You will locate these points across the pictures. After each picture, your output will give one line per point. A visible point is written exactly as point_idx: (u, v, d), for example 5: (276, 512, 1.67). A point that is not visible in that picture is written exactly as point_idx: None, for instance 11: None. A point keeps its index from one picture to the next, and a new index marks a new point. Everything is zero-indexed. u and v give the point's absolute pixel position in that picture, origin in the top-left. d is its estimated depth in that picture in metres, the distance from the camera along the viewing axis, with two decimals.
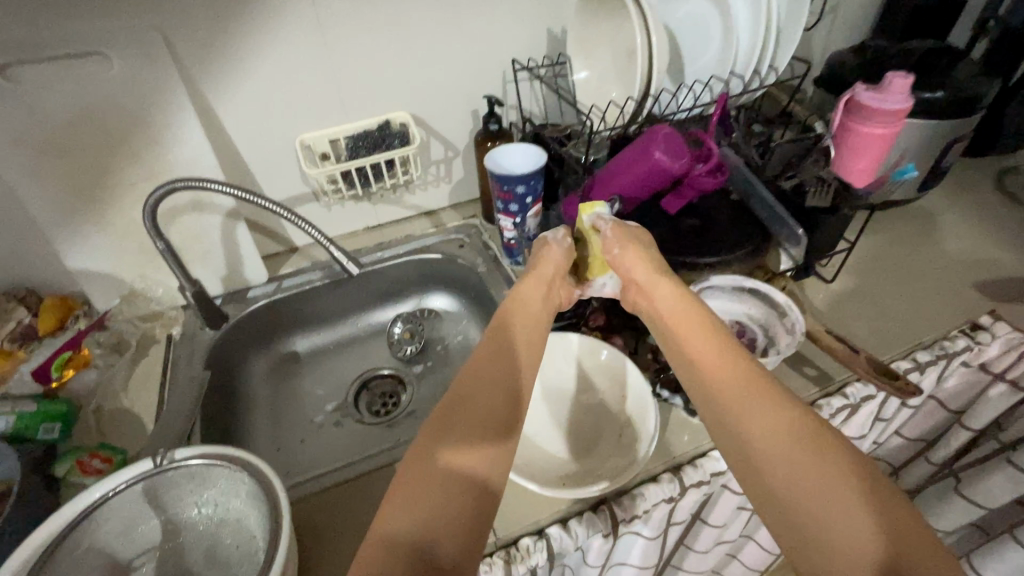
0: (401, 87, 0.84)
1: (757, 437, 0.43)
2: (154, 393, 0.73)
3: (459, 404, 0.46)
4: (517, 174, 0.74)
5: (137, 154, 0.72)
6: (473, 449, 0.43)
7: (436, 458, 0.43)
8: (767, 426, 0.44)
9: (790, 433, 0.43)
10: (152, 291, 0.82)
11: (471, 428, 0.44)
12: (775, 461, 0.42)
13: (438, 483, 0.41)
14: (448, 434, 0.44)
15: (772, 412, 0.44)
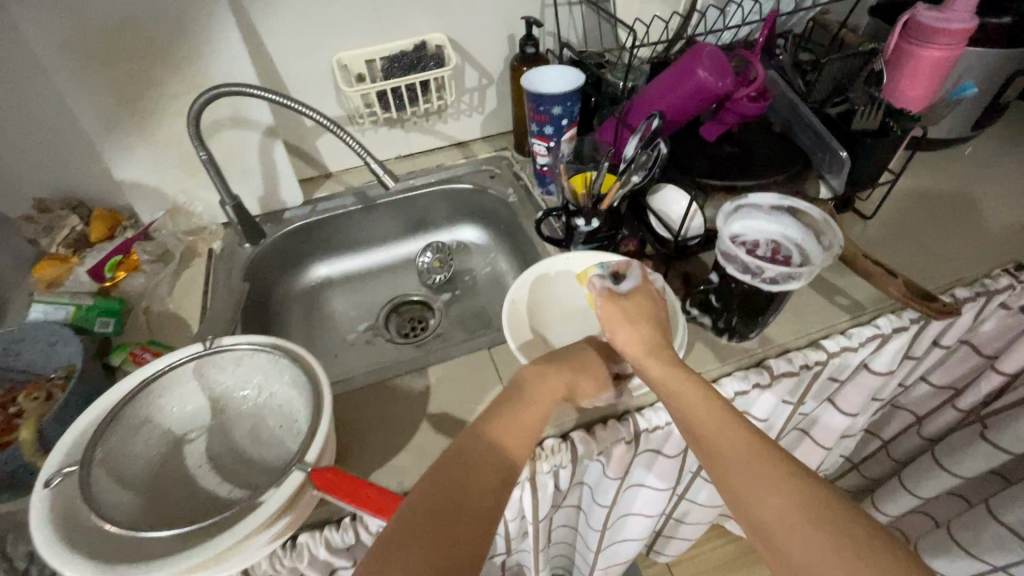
0: (439, 7, 0.82)
1: (769, 515, 0.42)
2: (198, 300, 0.76)
3: (447, 473, 0.43)
4: (553, 93, 0.74)
5: (181, 64, 0.73)
6: (485, 500, 0.42)
7: (431, 507, 0.41)
8: (783, 501, 0.42)
9: (800, 506, 0.41)
10: (194, 207, 0.84)
11: (477, 483, 0.43)
12: (795, 541, 0.40)
13: (434, 532, 0.39)
14: (444, 487, 0.42)
15: (784, 487, 0.42)
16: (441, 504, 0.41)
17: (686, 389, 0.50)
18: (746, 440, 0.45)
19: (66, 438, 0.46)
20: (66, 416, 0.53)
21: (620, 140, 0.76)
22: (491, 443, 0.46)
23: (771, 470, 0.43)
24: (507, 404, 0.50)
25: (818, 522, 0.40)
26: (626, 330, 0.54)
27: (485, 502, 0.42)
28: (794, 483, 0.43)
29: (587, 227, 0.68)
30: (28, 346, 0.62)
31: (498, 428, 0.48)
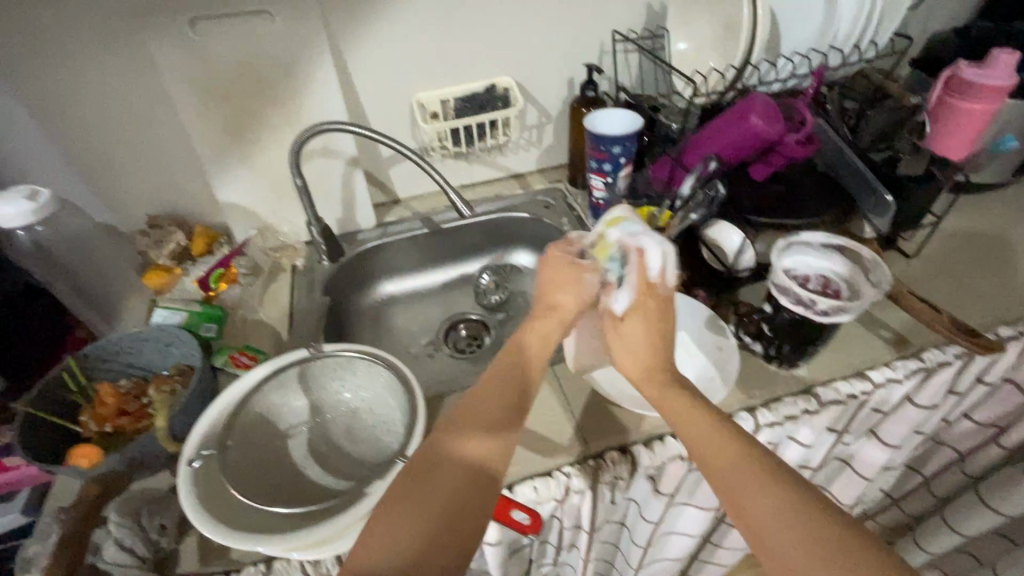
0: (509, 54, 0.91)
1: (760, 517, 0.44)
2: (285, 310, 0.84)
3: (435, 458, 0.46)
4: (614, 134, 0.80)
5: (284, 101, 0.83)
6: (448, 509, 0.43)
7: (403, 519, 0.42)
8: (773, 504, 0.44)
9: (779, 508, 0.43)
10: (281, 227, 0.93)
11: (448, 494, 0.44)
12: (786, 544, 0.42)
13: (403, 545, 0.41)
14: (417, 497, 0.44)
15: (775, 492, 0.44)
16: (411, 517, 0.42)
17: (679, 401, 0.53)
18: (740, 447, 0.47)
19: (199, 426, 0.54)
20: (189, 406, 0.60)
21: (673, 177, 0.82)
22: (456, 453, 0.46)
23: (762, 474, 0.45)
24: (479, 413, 0.50)
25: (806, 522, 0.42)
26: (641, 329, 0.58)
27: (455, 512, 0.43)
28: (785, 488, 0.44)
29: None
30: (147, 344, 0.69)
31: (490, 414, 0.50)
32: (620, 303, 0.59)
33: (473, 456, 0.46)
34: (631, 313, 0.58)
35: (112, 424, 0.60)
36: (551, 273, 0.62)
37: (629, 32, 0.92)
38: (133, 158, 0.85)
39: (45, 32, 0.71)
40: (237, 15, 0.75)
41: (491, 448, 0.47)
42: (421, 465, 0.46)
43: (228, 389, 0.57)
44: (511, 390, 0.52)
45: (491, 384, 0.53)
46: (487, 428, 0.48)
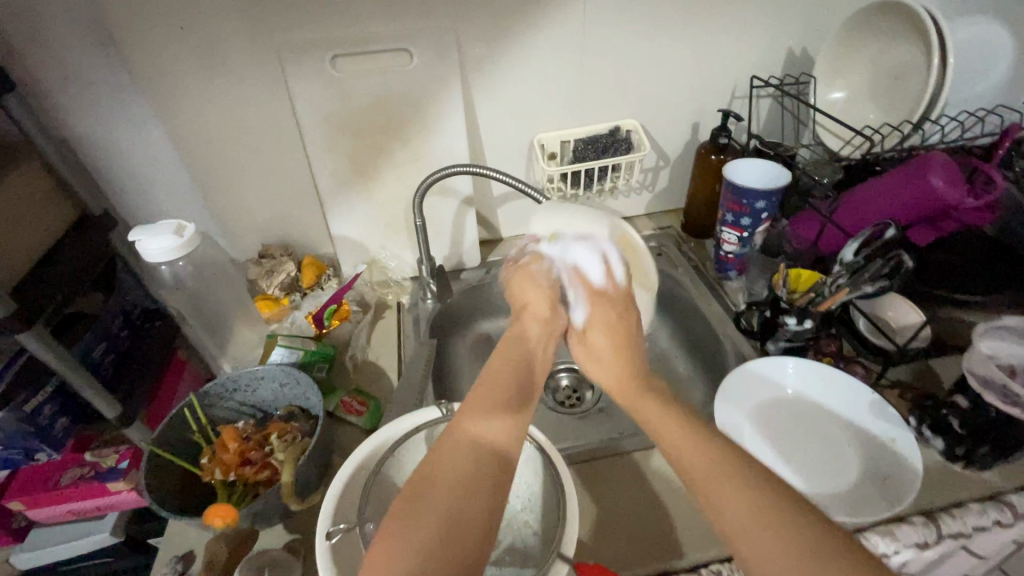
0: (636, 96, 0.88)
1: (755, 545, 0.39)
2: (393, 352, 0.81)
3: (430, 464, 0.44)
4: (761, 188, 0.74)
5: (409, 137, 0.81)
6: (452, 508, 0.41)
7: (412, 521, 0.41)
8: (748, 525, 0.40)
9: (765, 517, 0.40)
10: (387, 262, 0.91)
11: (453, 488, 0.42)
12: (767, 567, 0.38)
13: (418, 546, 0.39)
14: (412, 507, 0.42)
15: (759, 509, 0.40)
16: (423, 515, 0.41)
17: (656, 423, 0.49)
18: (707, 461, 0.44)
19: (334, 488, 0.51)
20: (314, 460, 0.57)
21: (822, 237, 0.75)
22: (459, 441, 0.45)
23: (760, 503, 0.40)
24: (468, 405, 0.49)
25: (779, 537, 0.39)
26: (601, 334, 0.59)
27: (454, 522, 0.41)
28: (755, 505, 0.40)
29: (797, 327, 0.67)
30: (265, 384, 0.66)
31: (471, 411, 0.48)
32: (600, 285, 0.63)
33: (475, 444, 0.45)
34: (593, 322, 0.61)
35: (236, 473, 0.58)
36: (516, 285, 0.65)
37: (770, 78, 0.89)
38: (255, 188, 0.84)
39: (194, 65, 0.71)
40: (379, 52, 0.75)
41: (483, 435, 0.46)
42: (422, 473, 0.44)
43: (355, 452, 0.54)
44: (504, 390, 0.50)
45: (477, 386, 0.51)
46: (476, 417, 0.47)
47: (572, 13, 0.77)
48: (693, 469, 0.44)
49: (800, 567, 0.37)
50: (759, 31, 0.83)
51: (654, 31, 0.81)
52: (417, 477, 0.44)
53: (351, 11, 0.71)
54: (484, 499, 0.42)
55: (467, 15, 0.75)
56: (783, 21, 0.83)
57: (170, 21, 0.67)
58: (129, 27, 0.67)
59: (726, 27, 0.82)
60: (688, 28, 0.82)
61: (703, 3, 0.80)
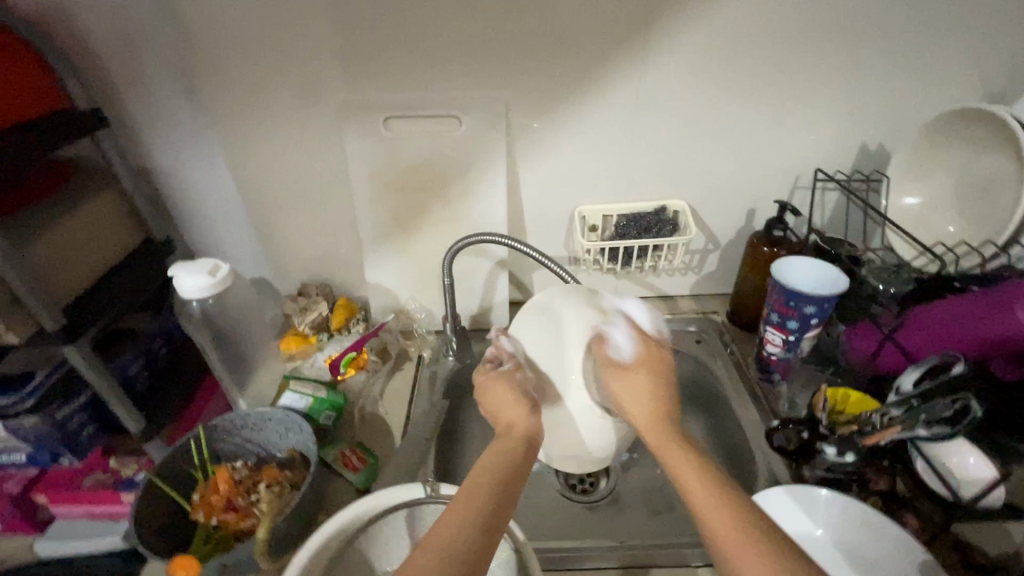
0: (686, 178, 0.85)
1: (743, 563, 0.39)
2: (404, 407, 0.80)
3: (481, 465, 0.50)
4: (810, 293, 0.68)
5: (451, 197, 0.82)
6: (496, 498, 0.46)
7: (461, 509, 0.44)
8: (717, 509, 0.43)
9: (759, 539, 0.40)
10: (416, 314, 0.91)
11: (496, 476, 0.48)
12: (732, 550, 0.40)
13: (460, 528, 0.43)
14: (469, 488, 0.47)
15: (734, 511, 0.43)
16: (463, 503, 0.45)
17: (676, 453, 0.49)
18: (686, 470, 0.47)
19: (299, 557, 0.48)
20: (293, 518, 0.56)
21: (880, 353, 0.67)
22: (503, 450, 0.51)
23: (740, 523, 0.42)
24: (502, 436, 0.54)
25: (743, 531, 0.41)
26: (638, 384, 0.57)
27: (499, 503, 0.45)
28: (726, 500, 0.44)
29: (837, 458, 0.58)
30: (270, 425, 0.67)
31: (507, 413, 0.56)
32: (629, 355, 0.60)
33: (514, 453, 0.51)
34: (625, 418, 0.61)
35: (217, 518, 0.58)
36: (486, 394, 0.60)
37: (837, 172, 0.83)
38: (302, 228, 0.89)
39: (262, 116, 0.77)
40: (430, 116, 0.78)
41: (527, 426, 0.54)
42: (482, 467, 0.49)
43: (324, 522, 0.51)
44: (523, 405, 0.57)
45: (499, 405, 0.58)
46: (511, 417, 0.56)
47: (624, 93, 0.77)
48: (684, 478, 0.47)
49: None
50: (825, 124, 0.79)
51: (710, 116, 0.79)
52: (477, 469, 0.49)
53: (409, 79, 0.75)
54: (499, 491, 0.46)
55: (521, 88, 0.76)
56: (855, 117, 0.78)
57: (246, 78, 0.74)
58: (212, 82, 0.74)
59: (789, 118, 0.79)
60: (746, 116, 0.79)
61: (765, 92, 0.77)
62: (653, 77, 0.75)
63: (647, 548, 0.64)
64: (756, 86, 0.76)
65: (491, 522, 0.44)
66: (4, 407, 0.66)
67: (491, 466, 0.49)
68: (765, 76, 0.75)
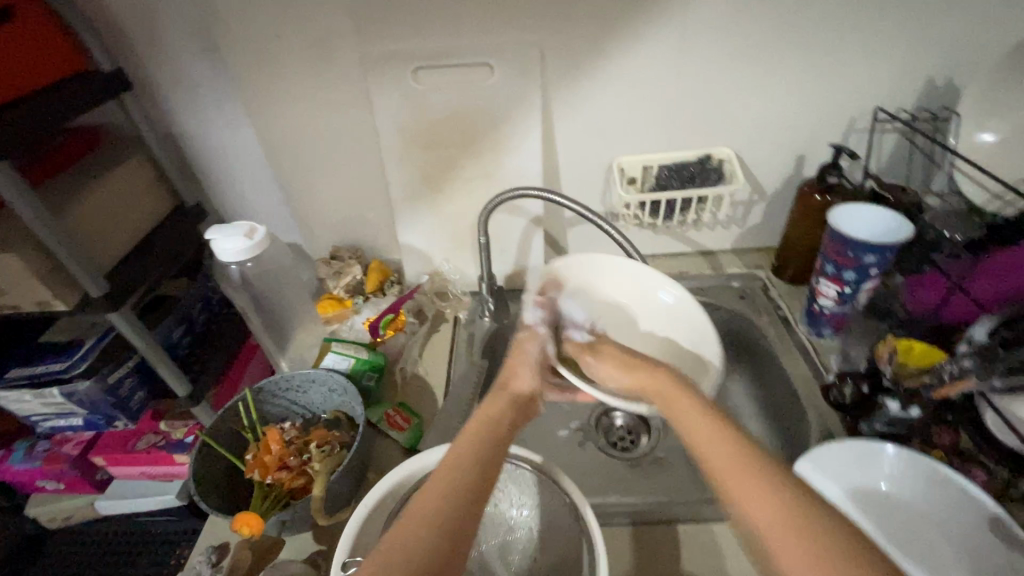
0: (732, 124, 0.80)
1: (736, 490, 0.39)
2: (443, 368, 0.80)
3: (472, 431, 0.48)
4: (872, 241, 0.64)
5: (482, 153, 0.79)
6: (442, 517, 0.39)
7: (418, 521, 0.39)
8: (745, 482, 0.38)
9: (731, 458, 0.40)
10: (449, 275, 0.90)
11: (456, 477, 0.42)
12: (729, 486, 0.39)
13: (404, 547, 0.37)
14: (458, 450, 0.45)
15: (718, 440, 0.42)
16: (436, 482, 0.42)
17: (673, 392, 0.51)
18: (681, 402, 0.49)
19: (359, 512, 0.49)
20: (347, 476, 0.57)
21: (946, 304, 0.64)
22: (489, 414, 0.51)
23: (713, 443, 0.42)
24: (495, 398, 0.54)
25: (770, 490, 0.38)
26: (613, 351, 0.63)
27: (485, 468, 0.44)
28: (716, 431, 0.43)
29: (900, 412, 0.56)
30: (314, 387, 0.68)
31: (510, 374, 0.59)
32: (579, 337, 0.69)
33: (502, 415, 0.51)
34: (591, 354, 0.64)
35: (273, 477, 0.59)
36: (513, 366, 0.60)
37: (897, 112, 0.77)
38: (332, 191, 0.87)
39: (282, 72, 0.74)
40: (459, 65, 0.73)
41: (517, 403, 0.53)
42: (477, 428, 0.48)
43: (380, 478, 0.52)
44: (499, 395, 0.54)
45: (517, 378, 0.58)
46: (512, 396, 0.54)
47: (668, 31, 0.71)
48: (709, 450, 0.42)
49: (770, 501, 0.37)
50: (890, 59, 0.73)
51: (760, 54, 0.73)
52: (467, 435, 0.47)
53: (436, 25, 0.70)
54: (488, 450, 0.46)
55: (557, 31, 0.71)
56: (921, 49, 0.72)
57: (265, 32, 0.70)
58: (230, 38, 0.70)
59: (848, 53, 0.72)
60: (802, 53, 0.73)
61: (822, 26, 0.70)
62: (699, 12, 0.69)
63: (696, 504, 0.63)
64: (813, 19, 0.70)
65: (474, 486, 0.42)
66: (57, 374, 0.67)
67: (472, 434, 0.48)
68: (824, 6, 0.69)
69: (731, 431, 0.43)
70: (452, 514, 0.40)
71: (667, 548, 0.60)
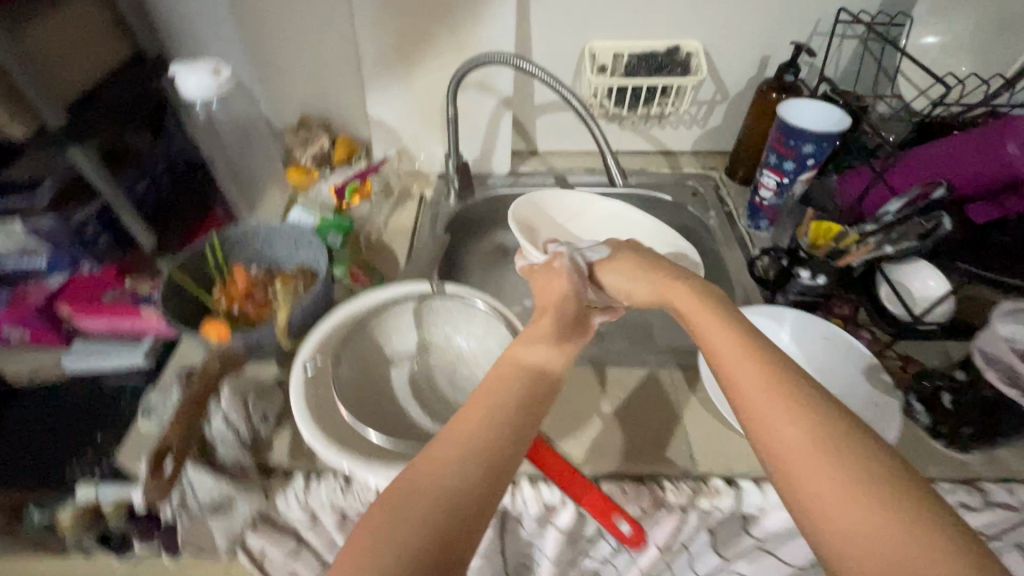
0: (703, 16, 0.81)
1: (814, 486, 0.34)
2: (406, 237, 0.83)
3: (488, 382, 0.43)
4: (813, 131, 0.69)
5: (456, 22, 0.78)
6: (456, 484, 0.36)
7: (423, 483, 0.36)
8: (838, 478, 0.33)
9: (818, 445, 0.35)
10: (417, 154, 0.93)
11: (492, 427, 0.39)
12: (807, 474, 0.34)
13: (425, 524, 0.34)
14: (476, 400, 0.41)
15: (801, 422, 0.36)
16: (448, 440, 0.38)
17: (733, 347, 0.42)
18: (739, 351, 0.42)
19: (314, 334, 0.55)
20: (309, 308, 0.61)
21: (869, 195, 0.70)
22: (514, 351, 0.46)
23: (803, 418, 0.36)
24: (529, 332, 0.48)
25: (846, 467, 0.34)
26: (628, 257, 0.54)
27: (508, 421, 0.40)
28: (802, 407, 0.37)
29: (810, 282, 0.63)
30: (281, 238, 0.71)
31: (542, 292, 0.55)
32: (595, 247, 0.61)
33: (528, 355, 0.45)
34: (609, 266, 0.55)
35: (238, 307, 0.63)
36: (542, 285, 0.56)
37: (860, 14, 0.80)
38: (301, 54, 0.85)
39: None
40: None
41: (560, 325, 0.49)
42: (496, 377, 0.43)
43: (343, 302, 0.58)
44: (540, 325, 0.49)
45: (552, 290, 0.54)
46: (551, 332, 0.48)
47: None
48: (788, 438, 0.36)
49: (858, 497, 0.32)
50: None
51: None
52: (487, 386, 0.42)
53: None
54: (516, 408, 0.41)
55: None
56: None
57: None
58: None
59: None
60: None
61: None
62: None
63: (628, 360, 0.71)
64: None
65: (496, 441, 0.39)
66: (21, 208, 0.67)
67: (493, 386, 0.43)
68: None
69: (818, 402, 0.37)
70: (468, 481, 0.36)
71: (601, 386, 0.67)
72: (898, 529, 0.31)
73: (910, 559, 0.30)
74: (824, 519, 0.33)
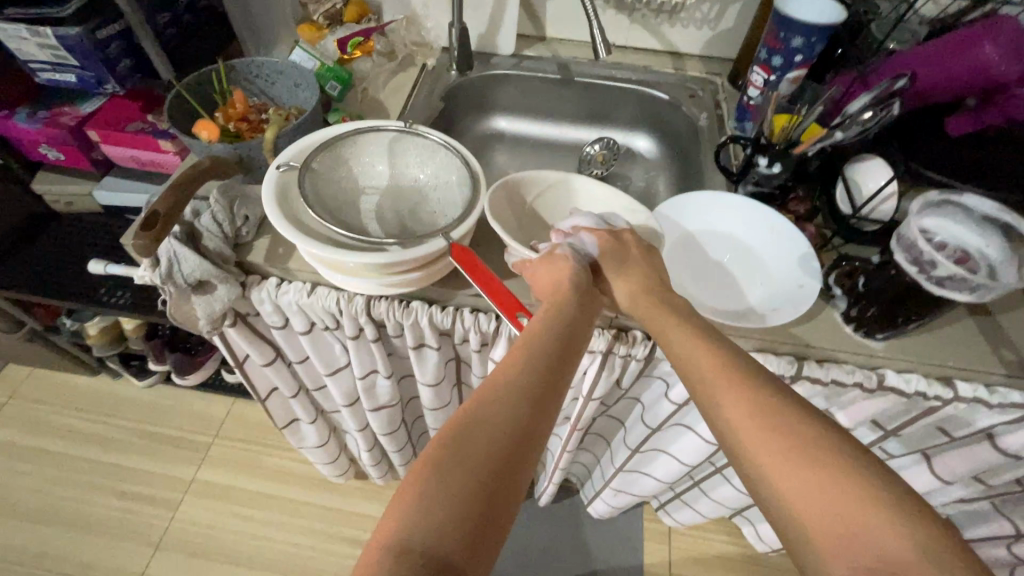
0: None
1: (779, 470, 0.38)
2: (402, 99, 0.87)
3: (519, 340, 0.45)
4: (805, 23, 0.68)
5: None
6: (508, 427, 0.38)
7: (475, 425, 0.38)
8: (822, 467, 0.37)
9: (791, 436, 0.39)
10: (425, 22, 0.95)
11: (533, 363, 0.43)
12: (775, 460, 0.39)
13: (479, 466, 0.36)
14: (514, 352, 0.44)
15: (779, 417, 0.40)
16: (490, 388, 0.41)
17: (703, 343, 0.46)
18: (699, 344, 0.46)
19: (293, 145, 0.60)
20: (295, 135, 0.68)
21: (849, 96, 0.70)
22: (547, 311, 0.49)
23: (771, 414, 0.40)
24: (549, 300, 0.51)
25: (812, 461, 0.38)
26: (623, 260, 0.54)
27: (543, 375, 0.43)
28: (754, 396, 0.41)
29: (767, 169, 0.65)
30: (282, 80, 0.76)
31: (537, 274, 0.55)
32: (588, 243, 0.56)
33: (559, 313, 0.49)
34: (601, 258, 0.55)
35: (235, 126, 0.70)
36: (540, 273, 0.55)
37: None
38: None
39: None
40: None
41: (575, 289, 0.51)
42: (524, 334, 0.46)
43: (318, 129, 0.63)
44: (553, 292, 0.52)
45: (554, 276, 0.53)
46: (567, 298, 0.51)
47: None
48: (755, 432, 0.40)
49: (831, 485, 0.37)
50: None
51: None
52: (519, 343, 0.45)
53: None
54: (544, 362, 0.44)
55: None
56: None
57: None
58: None
59: None
60: None
61: None
62: None
63: None
64: None
65: (537, 391, 0.41)
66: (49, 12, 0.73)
67: (520, 342, 0.45)
68: None
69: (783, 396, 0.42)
70: (506, 425, 0.39)
71: None
72: (875, 515, 0.35)
73: (894, 543, 0.34)
74: (784, 498, 0.38)
